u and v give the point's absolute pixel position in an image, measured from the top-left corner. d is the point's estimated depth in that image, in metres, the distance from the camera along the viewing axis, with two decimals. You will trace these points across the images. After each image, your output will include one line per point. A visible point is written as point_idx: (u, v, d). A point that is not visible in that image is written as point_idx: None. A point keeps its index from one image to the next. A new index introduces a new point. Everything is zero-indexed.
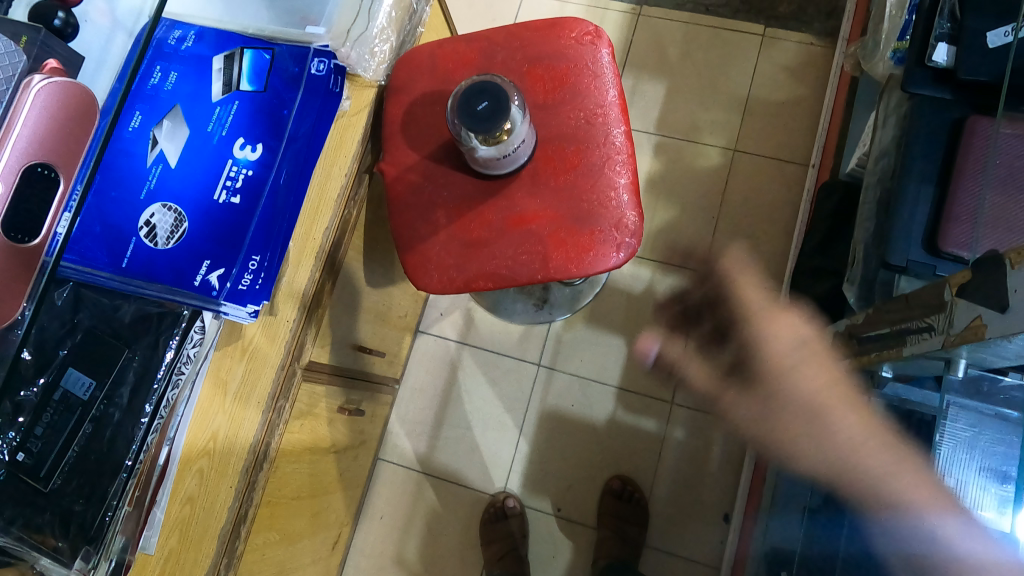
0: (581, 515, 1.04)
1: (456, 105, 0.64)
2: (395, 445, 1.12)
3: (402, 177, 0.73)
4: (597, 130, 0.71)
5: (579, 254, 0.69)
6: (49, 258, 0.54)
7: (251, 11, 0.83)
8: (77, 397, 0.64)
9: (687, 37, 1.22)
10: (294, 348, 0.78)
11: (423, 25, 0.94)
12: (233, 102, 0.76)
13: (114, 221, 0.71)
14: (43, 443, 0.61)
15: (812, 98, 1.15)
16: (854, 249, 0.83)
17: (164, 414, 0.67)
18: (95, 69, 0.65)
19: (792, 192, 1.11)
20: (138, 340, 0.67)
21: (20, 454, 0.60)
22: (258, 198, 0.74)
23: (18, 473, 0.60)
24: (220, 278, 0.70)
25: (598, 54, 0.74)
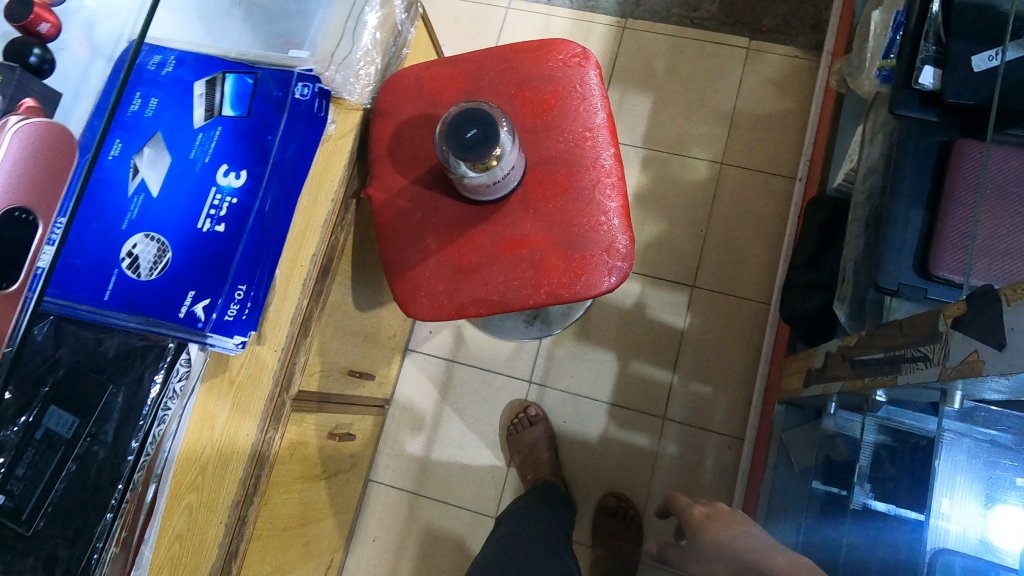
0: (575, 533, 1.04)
1: (444, 133, 0.63)
2: (386, 467, 1.11)
3: (391, 203, 0.72)
4: (587, 153, 0.71)
5: (572, 278, 0.68)
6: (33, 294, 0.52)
7: (233, 34, 0.81)
8: (60, 435, 0.64)
9: (673, 50, 1.22)
10: (282, 379, 0.76)
11: (408, 46, 0.91)
12: (216, 129, 0.74)
13: (94, 255, 0.69)
14: (25, 485, 0.61)
15: (798, 111, 1.16)
16: (844, 266, 0.84)
17: (151, 450, 0.67)
18: (74, 96, 0.65)
19: (780, 205, 1.11)
20: (122, 375, 0.67)
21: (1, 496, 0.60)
22: (243, 225, 0.73)
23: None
24: (206, 309, 0.69)
25: (585, 76, 0.73)
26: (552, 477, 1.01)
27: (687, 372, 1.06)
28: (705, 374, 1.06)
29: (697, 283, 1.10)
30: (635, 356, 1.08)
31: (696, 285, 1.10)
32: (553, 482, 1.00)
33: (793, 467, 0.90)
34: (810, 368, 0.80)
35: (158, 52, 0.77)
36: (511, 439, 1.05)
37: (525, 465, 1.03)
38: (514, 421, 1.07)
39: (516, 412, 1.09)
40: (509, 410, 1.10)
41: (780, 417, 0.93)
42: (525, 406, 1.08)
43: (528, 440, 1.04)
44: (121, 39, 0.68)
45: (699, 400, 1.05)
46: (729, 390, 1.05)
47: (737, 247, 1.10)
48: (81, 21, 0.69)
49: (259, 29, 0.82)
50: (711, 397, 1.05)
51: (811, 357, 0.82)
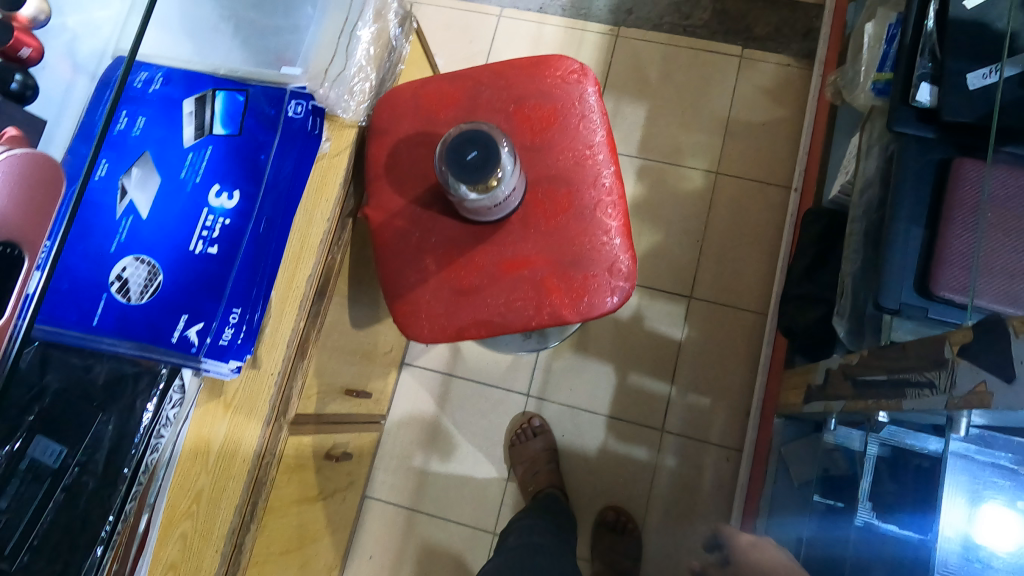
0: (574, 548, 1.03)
1: (444, 155, 0.61)
2: (383, 482, 1.09)
3: (389, 223, 0.71)
4: (587, 171, 0.70)
5: (574, 299, 0.67)
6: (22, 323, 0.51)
7: (223, 50, 0.80)
8: (48, 466, 0.61)
9: (666, 58, 1.22)
10: (279, 403, 0.75)
11: (402, 62, 0.88)
12: (206, 147, 0.73)
13: (84, 278, 0.69)
14: (9, 518, 0.59)
15: (791, 120, 1.16)
16: (843, 279, 0.84)
17: (144, 479, 0.66)
18: (55, 118, 0.65)
19: (775, 215, 1.11)
20: (113, 403, 0.66)
21: None
22: (237, 247, 0.71)
23: None
24: (199, 333, 0.68)
25: (584, 93, 0.72)
26: (553, 488, 1.00)
27: (685, 384, 1.06)
28: (702, 385, 1.06)
29: (694, 294, 1.09)
30: (633, 368, 1.07)
31: (693, 296, 1.09)
32: (552, 492, 0.99)
33: (791, 480, 0.89)
34: (810, 384, 0.80)
35: (145, 68, 0.75)
36: (513, 451, 1.05)
37: (527, 475, 1.02)
38: (518, 432, 1.06)
39: (519, 424, 1.08)
40: (507, 424, 1.09)
41: (779, 431, 0.93)
42: (529, 416, 1.08)
43: (531, 451, 1.03)
44: (105, 55, 0.67)
45: (697, 411, 1.05)
46: (727, 402, 1.05)
47: (732, 257, 1.10)
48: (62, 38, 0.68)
49: (250, 45, 0.81)
50: (709, 408, 1.05)
51: (812, 372, 0.82)
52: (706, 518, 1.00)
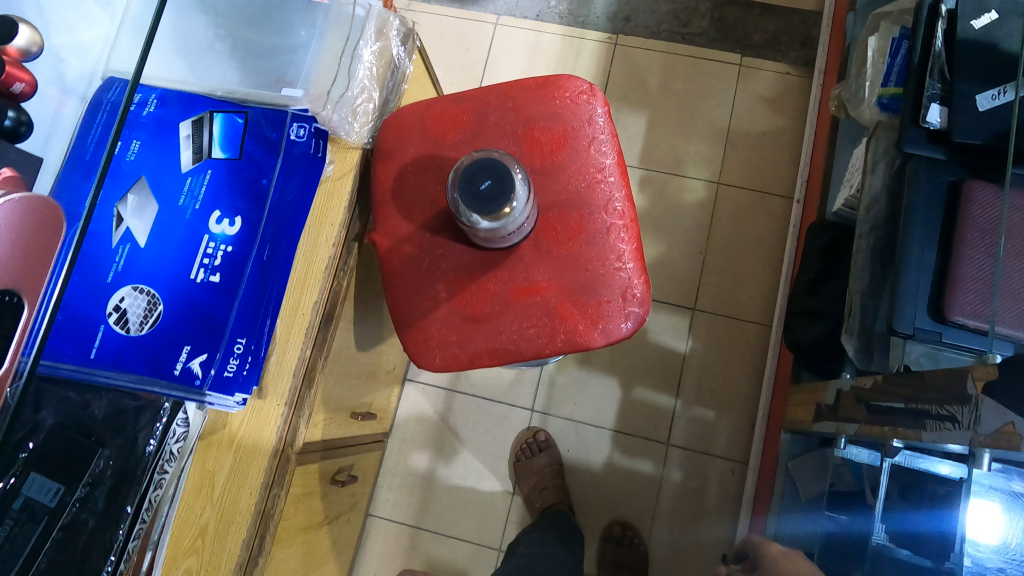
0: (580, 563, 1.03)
1: (456, 183, 0.60)
2: (386, 500, 1.08)
3: (397, 249, 0.69)
4: (598, 195, 0.69)
5: (587, 326, 0.66)
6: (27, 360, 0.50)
7: (219, 72, 0.78)
8: (42, 504, 0.58)
9: (666, 66, 1.21)
10: (287, 433, 0.73)
11: (406, 81, 0.87)
12: (206, 172, 0.71)
13: (80, 309, 0.67)
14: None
15: (792, 129, 1.16)
16: (850, 298, 0.85)
17: (146, 517, 0.64)
18: (48, 137, 0.67)
19: (777, 225, 1.11)
20: (114, 438, 0.63)
21: None
22: (240, 275, 0.70)
23: None
24: (203, 365, 0.67)
25: (593, 115, 0.71)
26: (560, 503, 1.00)
27: (689, 397, 1.06)
28: (707, 398, 1.05)
29: (697, 306, 1.09)
30: (638, 382, 1.07)
31: (696, 308, 1.09)
32: (561, 508, 0.99)
33: (798, 496, 0.90)
34: (820, 403, 0.80)
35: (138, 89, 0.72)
36: (519, 466, 1.03)
37: (534, 492, 1.01)
38: (523, 447, 1.05)
39: (524, 439, 1.07)
40: (514, 440, 1.08)
41: (786, 445, 0.94)
42: (535, 431, 1.07)
43: (538, 467, 1.02)
44: (97, 77, 0.73)
45: (702, 424, 1.05)
46: (732, 415, 1.05)
47: (735, 268, 1.10)
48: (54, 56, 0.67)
49: (246, 65, 0.78)
50: (714, 421, 1.05)
51: (821, 391, 0.81)
52: (712, 531, 1.00)
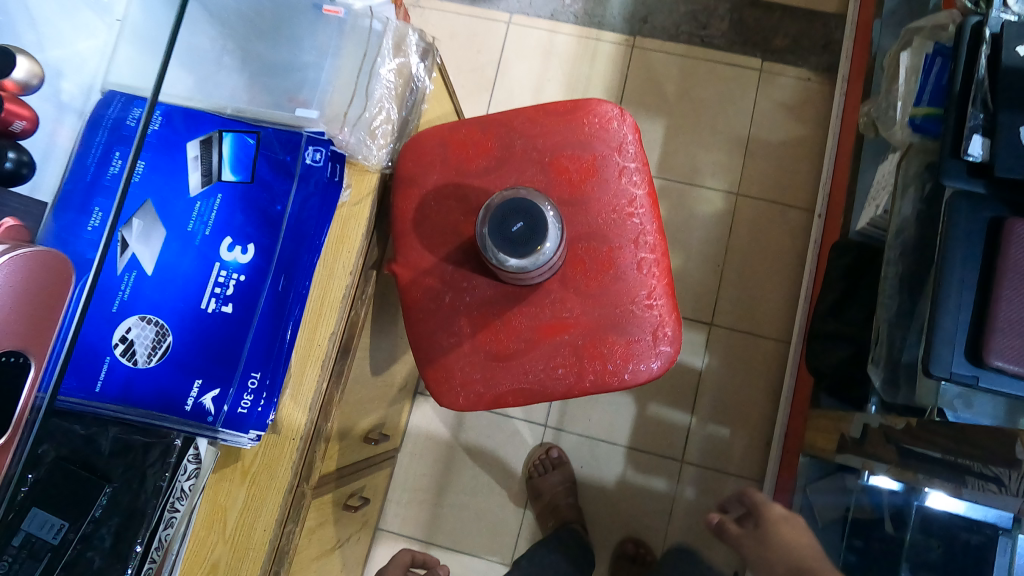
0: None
1: (486, 220, 0.57)
2: (395, 515, 1.07)
3: (419, 282, 0.67)
4: (628, 228, 0.66)
5: (616, 365, 0.64)
6: (42, 398, 0.47)
7: (227, 89, 0.74)
8: (46, 541, 0.56)
9: (683, 72, 1.18)
10: (302, 469, 0.71)
11: (426, 101, 0.83)
12: (215, 196, 0.69)
13: (84, 339, 0.64)
14: None
15: (811, 138, 1.14)
16: (877, 327, 0.85)
17: (155, 556, 0.63)
18: (43, 160, 0.63)
19: (797, 238, 1.11)
20: (122, 474, 0.62)
21: None
22: (253, 307, 0.68)
23: None
24: (215, 401, 0.65)
25: (624, 142, 0.68)
26: (573, 522, 1.00)
27: (705, 414, 1.05)
28: (722, 416, 1.05)
29: (714, 321, 1.09)
30: (653, 398, 1.06)
31: (713, 323, 1.08)
32: (572, 527, 0.98)
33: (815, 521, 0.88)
34: (847, 435, 0.84)
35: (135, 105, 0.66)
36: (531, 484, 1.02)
37: (547, 511, 1.00)
38: (535, 464, 1.04)
39: (537, 455, 1.06)
40: (526, 456, 1.07)
41: (805, 470, 0.93)
42: (548, 447, 1.06)
43: (551, 484, 1.01)
44: (96, 91, 0.69)
45: (717, 442, 1.04)
46: (747, 432, 1.04)
47: (751, 283, 1.09)
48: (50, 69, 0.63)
49: (257, 82, 0.75)
50: (729, 439, 1.04)
51: (846, 422, 0.86)
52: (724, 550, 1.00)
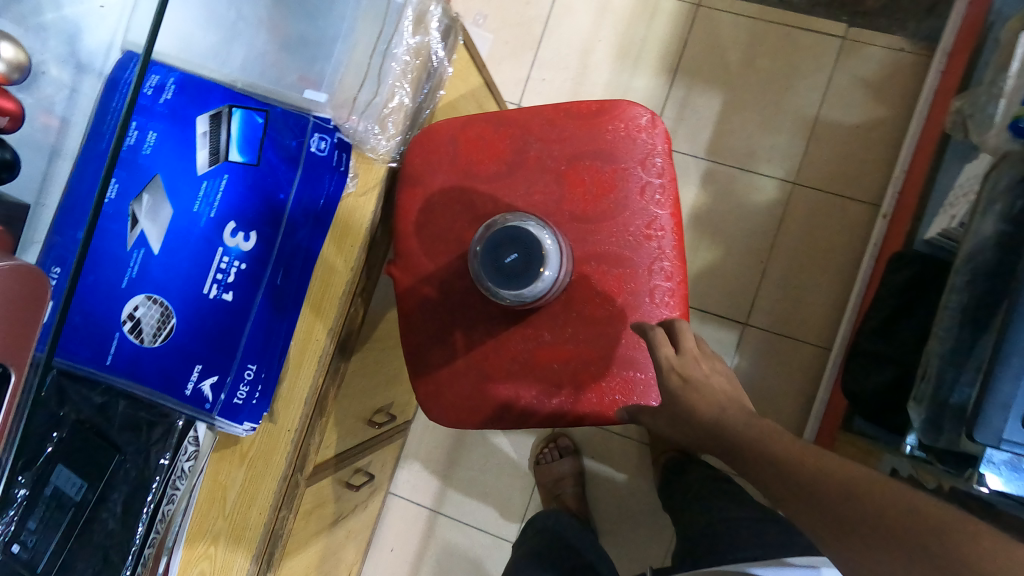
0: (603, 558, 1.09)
1: (483, 240, 0.55)
2: (405, 481, 1.14)
3: (416, 290, 0.64)
4: (645, 253, 0.61)
5: (612, 399, 0.61)
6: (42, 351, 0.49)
7: (242, 57, 0.69)
8: (70, 497, 0.64)
9: (752, 39, 1.08)
10: (296, 461, 0.72)
11: (442, 87, 0.77)
12: (222, 176, 0.64)
13: (97, 314, 0.65)
14: (38, 537, 0.62)
15: (893, 120, 1.03)
16: (926, 359, 0.77)
17: (159, 529, 0.66)
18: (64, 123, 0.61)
19: (857, 237, 1.03)
20: (131, 447, 0.66)
21: (14, 546, 0.61)
22: (253, 297, 0.66)
23: (12, 566, 0.61)
24: (213, 388, 0.65)
25: (650, 154, 0.61)
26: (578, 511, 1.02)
27: None
28: None
29: (749, 321, 1.06)
30: None
31: (747, 323, 1.06)
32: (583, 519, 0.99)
33: None
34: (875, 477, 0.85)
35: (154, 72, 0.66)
36: (537, 469, 1.05)
37: (547, 496, 1.03)
38: (543, 451, 1.06)
39: (545, 443, 1.09)
40: (538, 441, 1.10)
41: None
42: (556, 435, 1.08)
43: (555, 473, 1.03)
44: (116, 50, 0.64)
45: None
46: None
47: (799, 281, 1.05)
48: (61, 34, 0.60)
49: (276, 49, 0.69)
50: None
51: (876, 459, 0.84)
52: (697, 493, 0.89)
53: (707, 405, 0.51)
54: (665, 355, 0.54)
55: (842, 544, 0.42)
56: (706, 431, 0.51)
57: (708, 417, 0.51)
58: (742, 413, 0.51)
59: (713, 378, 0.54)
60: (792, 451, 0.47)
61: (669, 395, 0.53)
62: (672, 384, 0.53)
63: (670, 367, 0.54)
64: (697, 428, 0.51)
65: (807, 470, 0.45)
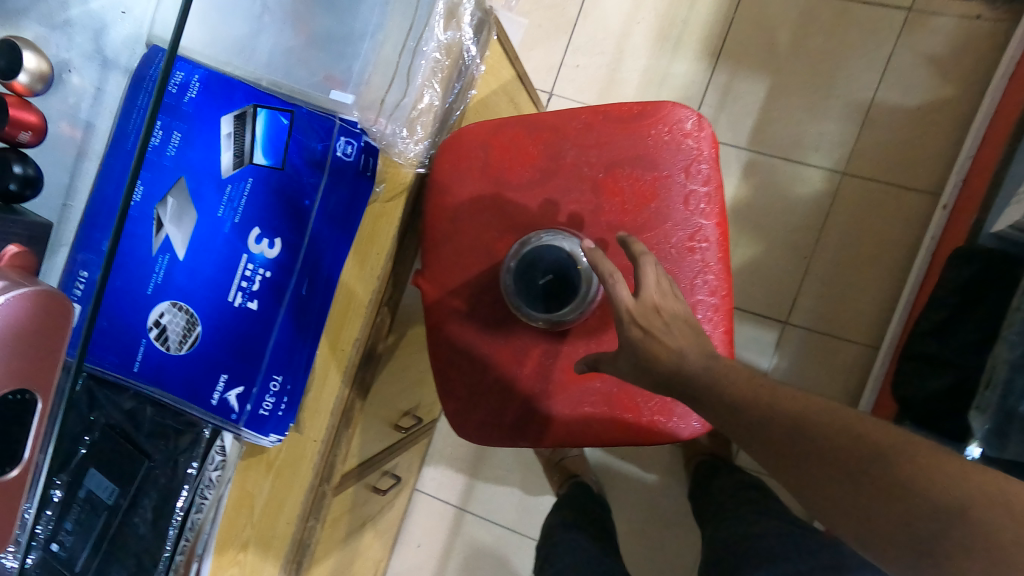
0: (634, 558, 1.09)
1: (517, 256, 0.58)
2: (432, 478, 1.14)
3: (444, 303, 0.61)
4: (688, 266, 0.57)
5: (651, 420, 0.58)
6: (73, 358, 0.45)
7: (266, 52, 0.65)
8: (102, 500, 0.65)
9: (804, 17, 1.01)
10: (323, 471, 0.71)
11: (475, 87, 0.73)
12: (246, 180, 0.62)
13: (123, 320, 0.63)
14: (75, 538, 0.64)
15: (959, 101, 0.96)
16: (992, 365, 0.71)
17: (189, 538, 0.66)
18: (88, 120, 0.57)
19: (912, 230, 0.97)
20: (160, 454, 0.65)
21: (54, 545, 0.64)
22: (278, 306, 0.64)
23: (52, 563, 0.64)
24: (239, 398, 0.63)
25: (695, 160, 0.57)
26: (581, 476, 1.00)
27: None
28: None
29: (790, 320, 1.02)
30: None
31: (787, 323, 1.02)
32: (582, 481, 0.97)
33: None
34: None
35: (179, 69, 0.62)
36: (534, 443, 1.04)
37: (553, 467, 1.02)
38: None
39: None
40: None
41: None
42: None
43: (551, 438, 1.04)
44: (142, 45, 0.59)
45: None
46: None
47: (846, 276, 1.00)
48: (87, 29, 0.56)
49: (303, 43, 0.65)
50: None
51: None
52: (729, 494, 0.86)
53: (666, 354, 0.50)
54: (625, 304, 0.50)
55: (790, 476, 0.44)
56: (663, 380, 0.50)
57: (667, 366, 0.49)
58: (701, 356, 0.50)
59: (675, 326, 0.51)
60: (744, 393, 0.47)
61: (628, 345, 0.51)
62: (633, 334, 0.50)
63: (630, 318, 0.51)
64: (655, 378, 0.50)
65: (754, 411, 0.46)
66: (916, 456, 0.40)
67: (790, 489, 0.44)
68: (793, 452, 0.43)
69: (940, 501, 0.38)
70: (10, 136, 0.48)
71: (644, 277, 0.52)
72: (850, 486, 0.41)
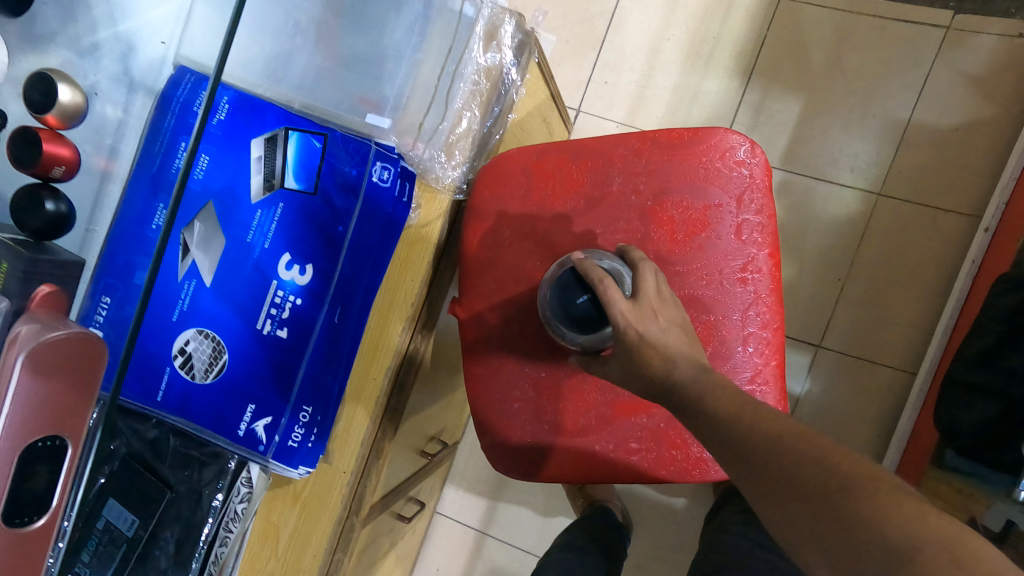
0: None
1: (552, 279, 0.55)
2: (452, 502, 1.11)
3: (480, 332, 0.59)
4: (739, 296, 0.55)
5: (698, 457, 0.57)
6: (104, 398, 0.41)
7: (298, 74, 0.63)
8: (121, 532, 0.60)
9: (838, 33, 0.99)
10: (352, 502, 0.68)
11: (514, 110, 0.73)
12: (277, 205, 0.60)
13: (144, 349, 0.58)
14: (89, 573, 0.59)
15: (999, 121, 0.93)
16: None
17: (213, 571, 0.63)
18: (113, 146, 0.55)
19: (950, 251, 0.94)
20: (183, 485, 0.62)
21: None
22: (308, 335, 0.62)
23: None
24: (267, 429, 0.61)
25: (748, 188, 0.56)
26: (604, 501, 0.97)
27: None
28: None
29: (823, 343, 0.99)
30: None
31: (820, 346, 0.99)
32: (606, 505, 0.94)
33: None
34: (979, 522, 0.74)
35: None
36: None
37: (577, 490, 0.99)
38: None
39: None
40: None
41: None
42: None
43: None
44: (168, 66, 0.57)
45: None
46: None
47: (881, 299, 0.97)
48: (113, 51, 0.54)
49: (337, 66, 0.63)
50: None
51: (980, 505, 0.76)
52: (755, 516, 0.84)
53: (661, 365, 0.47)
54: (620, 308, 0.48)
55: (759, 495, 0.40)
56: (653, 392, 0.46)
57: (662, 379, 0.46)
58: (691, 367, 0.46)
59: (671, 331, 0.49)
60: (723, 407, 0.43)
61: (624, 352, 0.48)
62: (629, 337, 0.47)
63: (626, 322, 0.48)
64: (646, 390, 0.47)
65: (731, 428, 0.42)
66: (879, 491, 0.36)
67: (755, 502, 0.40)
68: (754, 468, 0.40)
69: (891, 539, 0.34)
70: (42, 170, 0.45)
71: (642, 281, 0.50)
72: (812, 512, 0.37)
